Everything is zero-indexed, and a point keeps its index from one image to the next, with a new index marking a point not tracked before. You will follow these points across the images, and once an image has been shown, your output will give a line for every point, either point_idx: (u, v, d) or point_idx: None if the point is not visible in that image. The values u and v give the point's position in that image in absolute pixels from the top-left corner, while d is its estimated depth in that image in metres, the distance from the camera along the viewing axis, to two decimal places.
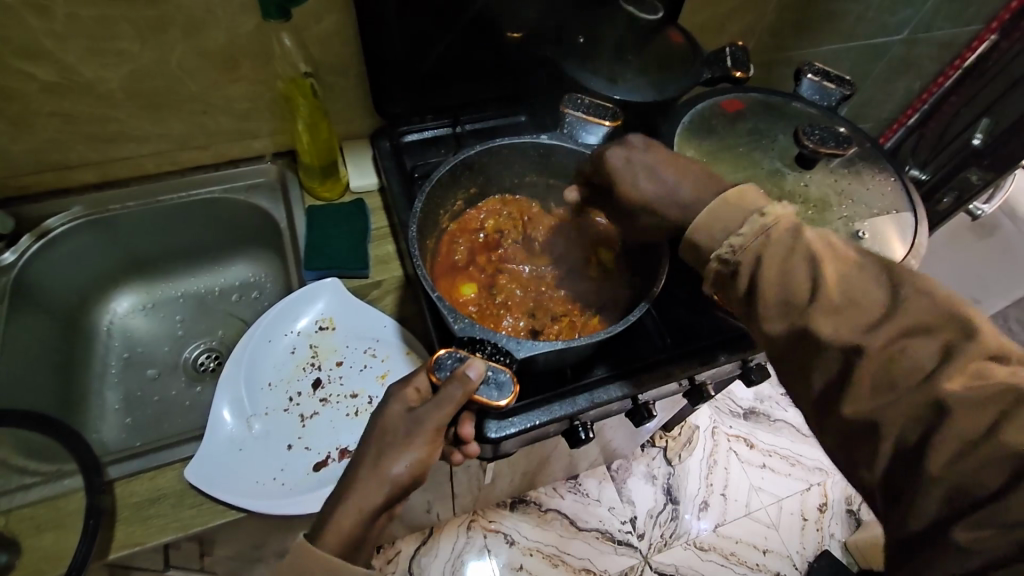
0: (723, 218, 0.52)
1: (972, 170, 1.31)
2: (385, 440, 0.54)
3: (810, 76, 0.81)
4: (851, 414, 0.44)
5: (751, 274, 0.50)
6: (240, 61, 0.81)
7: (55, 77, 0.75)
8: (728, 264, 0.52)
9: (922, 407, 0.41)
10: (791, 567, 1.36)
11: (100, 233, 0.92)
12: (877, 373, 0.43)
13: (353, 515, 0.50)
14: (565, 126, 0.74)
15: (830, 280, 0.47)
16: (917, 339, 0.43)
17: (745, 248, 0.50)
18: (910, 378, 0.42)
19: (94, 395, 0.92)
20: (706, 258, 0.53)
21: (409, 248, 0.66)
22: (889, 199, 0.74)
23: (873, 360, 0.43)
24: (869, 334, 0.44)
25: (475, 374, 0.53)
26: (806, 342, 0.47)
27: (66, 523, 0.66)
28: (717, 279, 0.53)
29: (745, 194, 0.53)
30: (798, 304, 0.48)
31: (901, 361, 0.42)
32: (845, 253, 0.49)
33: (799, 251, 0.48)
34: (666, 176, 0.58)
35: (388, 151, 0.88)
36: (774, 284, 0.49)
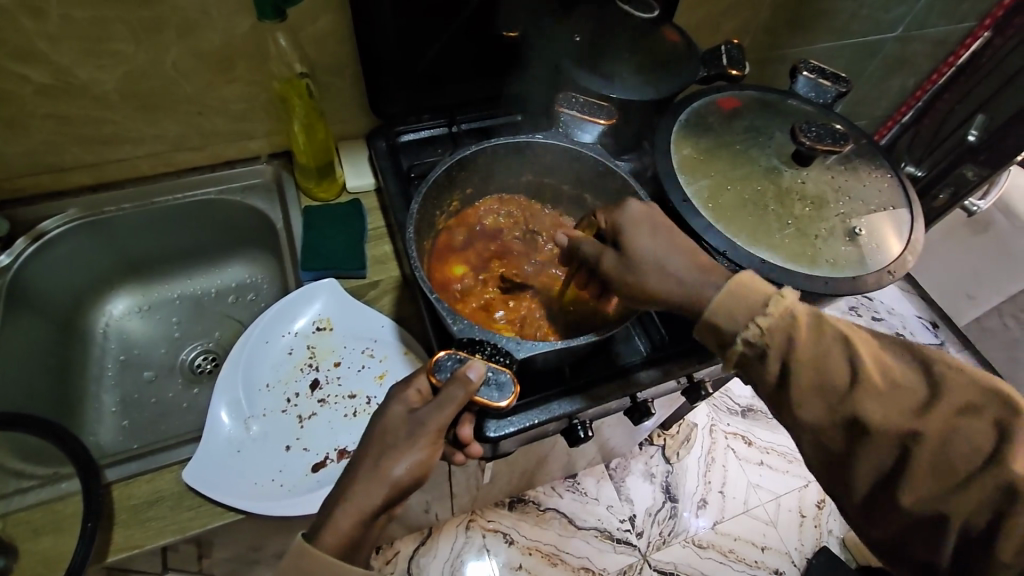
0: (746, 300, 0.53)
1: (967, 167, 1.33)
2: (386, 442, 0.53)
3: (805, 73, 0.81)
4: (913, 503, 0.47)
5: (783, 360, 0.51)
6: (236, 62, 0.81)
7: (50, 80, 0.74)
8: (754, 346, 0.52)
9: (990, 488, 0.44)
10: (790, 563, 1.37)
11: (95, 235, 0.92)
12: (935, 457, 0.46)
13: (353, 516, 0.50)
14: (560, 126, 0.77)
15: (867, 364, 0.49)
16: (970, 419, 0.45)
17: (771, 330, 0.51)
18: (969, 462, 0.45)
19: (91, 397, 0.92)
20: (730, 341, 0.54)
21: (406, 249, 0.66)
22: (886, 195, 0.75)
23: (930, 444, 0.46)
24: (922, 419, 0.46)
25: (476, 375, 0.53)
26: (854, 427, 0.49)
27: (64, 527, 0.66)
28: (742, 359, 0.54)
29: (755, 278, 0.54)
30: (838, 392, 0.49)
31: (959, 443, 0.45)
32: (863, 333, 0.52)
33: (829, 336, 0.50)
34: (677, 246, 0.60)
35: (384, 150, 0.87)
36: (809, 370, 0.50)
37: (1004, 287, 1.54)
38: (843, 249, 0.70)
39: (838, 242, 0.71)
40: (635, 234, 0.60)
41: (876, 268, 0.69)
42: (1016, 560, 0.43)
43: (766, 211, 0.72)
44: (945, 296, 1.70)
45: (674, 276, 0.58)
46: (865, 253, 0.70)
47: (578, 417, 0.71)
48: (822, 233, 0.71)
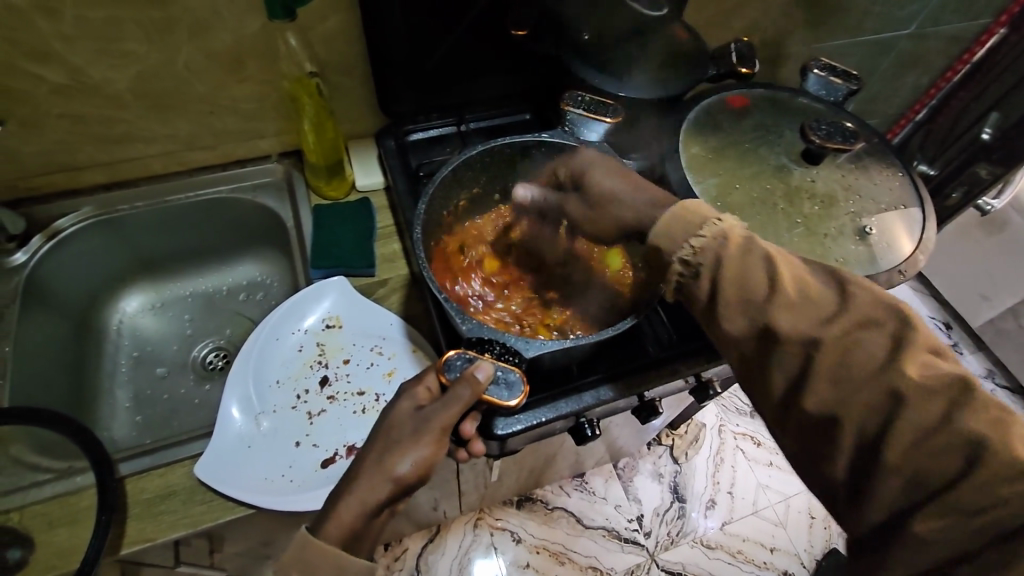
0: (682, 220, 0.57)
1: (981, 165, 1.33)
2: (391, 437, 0.54)
3: (815, 71, 0.80)
4: (815, 408, 0.48)
5: (711, 278, 0.54)
6: (246, 62, 0.82)
7: (64, 80, 0.76)
8: (689, 267, 0.56)
9: (880, 395, 0.45)
10: (800, 565, 1.36)
11: (109, 233, 0.93)
12: (836, 365, 0.47)
13: (356, 508, 0.50)
14: (565, 124, 0.74)
15: (784, 278, 0.51)
16: (868, 331, 0.48)
17: (703, 249, 0.55)
18: (866, 368, 0.46)
19: (104, 393, 0.93)
20: (668, 262, 0.57)
21: (414, 249, 0.67)
22: (897, 193, 0.74)
23: (831, 353, 0.48)
24: (824, 328, 0.49)
25: (484, 376, 0.54)
26: (767, 336, 0.51)
27: (78, 520, 0.67)
28: (681, 283, 0.57)
29: (694, 204, 0.58)
30: (757, 301, 0.52)
31: (856, 352, 0.47)
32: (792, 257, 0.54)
33: (754, 253, 0.53)
34: (630, 185, 0.65)
35: (393, 150, 0.88)
36: (734, 281, 0.53)
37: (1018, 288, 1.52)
38: (853, 248, 0.70)
39: (848, 241, 0.70)
40: (596, 178, 0.67)
41: (886, 267, 0.68)
42: (903, 463, 0.43)
43: (775, 210, 0.72)
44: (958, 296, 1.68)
45: None
46: (876, 252, 0.69)
47: (584, 415, 0.71)
48: (831, 232, 0.71)
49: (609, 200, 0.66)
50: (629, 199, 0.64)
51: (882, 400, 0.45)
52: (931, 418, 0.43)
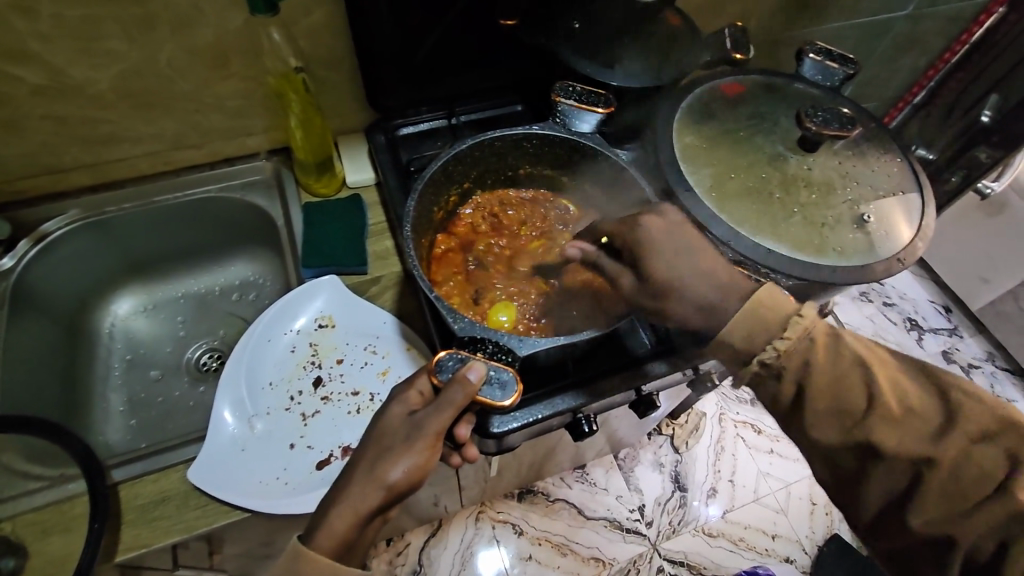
0: (765, 322, 0.56)
1: (980, 148, 1.26)
2: (384, 444, 0.53)
3: (811, 55, 0.79)
4: (921, 526, 0.52)
5: (797, 382, 0.56)
6: (230, 58, 0.80)
7: (44, 80, 0.74)
8: (771, 367, 0.56)
9: (999, 516, 0.49)
10: (801, 551, 1.36)
11: (97, 235, 0.92)
12: (946, 482, 0.51)
13: (348, 517, 0.50)
14: (557, 116, 0.73)
15: (884, 388, 0.54)
16: (984, 447, 0.51)
17: (789, 350, 0.55)
18: (981, 487, 0.51)
19: (98, 397, 0.92)
20: (747, 360, 0.57)
21: (403, 246, 0.65)
22: (895, 180, 0.73)
23: (943, 471, 0.52)
24: (937, 447, 0.52)
25: (476, 377, 0.53)
26: (868, 447, 0.54)
27: (71, 528, 0.66)
28: (758, 376, 0.58)
29: (772, 294, 0.57)
30: (852, 416, 0.55)
31: (971, 470, 0.51)
32: (884, 355, 0.58)
33: (848, 357, 0.55)
34: (695, 269, 0.61)
35: (383, 145, 0.87)
36: (823, 387, 0.55)
37: (1016, 270, 1.51)
38: (850, 237, 0.68)
39: (846, 230, 0.69)
40: (653, 261, 0.62)
41: (885, 256, 0.67)
42: None
43: (770, 199, 0.70)
44: (959, 279, 1.67)
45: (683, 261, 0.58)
46: (874, 241, 0.68)
47: (582, 411, 0.70)
48: (829, 221, 0.69)
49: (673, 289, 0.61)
50: (693, 287, 0.61)
51: (996, 521, 0.49)
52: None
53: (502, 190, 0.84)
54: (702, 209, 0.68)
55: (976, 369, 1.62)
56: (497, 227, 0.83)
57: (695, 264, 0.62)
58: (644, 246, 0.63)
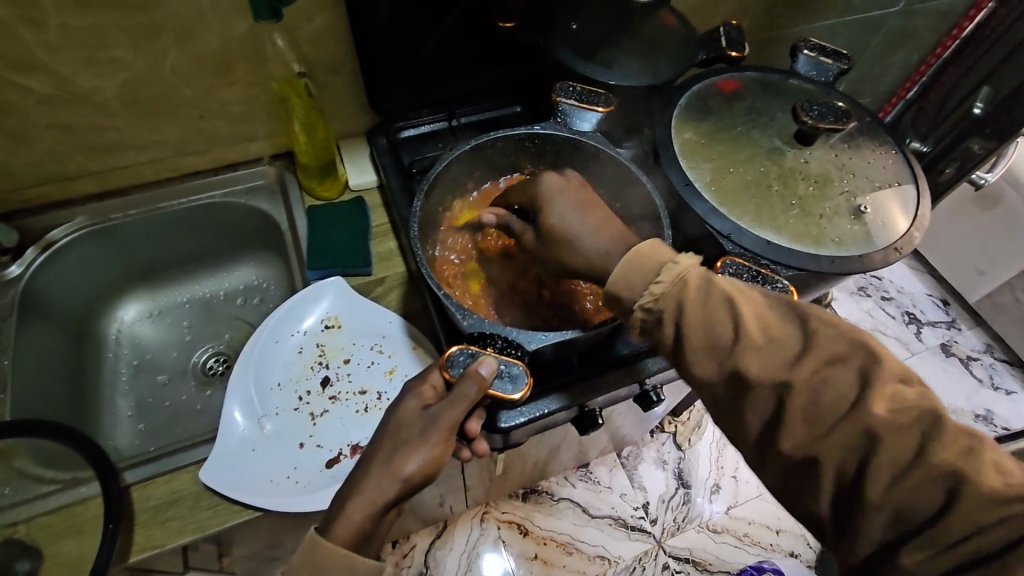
0: (641, 269, 0.56)
1: (973, 140, 1.15)
2: (400, 438, 0.54)
3: (806, 51, 0.81)
4: None
5: (676, 324, 0.53)
6: (234, 65, 0.81)
7: (52, 89, 0.75)
8: (652, 313, 0.55)
9: (854, 435, 0.44)
10: (806, 545, 1.37)
11: (103, 242, 0.92)
12: (806, 407, 0.46)
13: (365, 508, 0.50)
14: (558, 115, 0.74)
15: (749, 323, 0.50)
16: (837, 368, 0.47)
17: (664, 296, 0.54)
18: (836, 410, 0.45)
19: (106, 403, 0.93)
20: (629, 309, 0.56)
21: (411, 246, 0.66)
22: (891, 171, 0.74)
23: (802, 392, 0.46)
24: (793, 370, 0.47)
25: (488, 371, 0.54)
26: None
27: (84, 530, 0.67)
28: (645, 328, 0.56)
29: (650, 247, 0.57)
30: (725, 347, 0.50)
31: (827, 392, 0.46)
32: (755, 295, 0.53)
33: (715, 297, 0.52)
34: (588, 225, 0.64)
35: (385, 148, 0.88)
36: (699, 329, 0.52)
37: (1012, 262, 1.52)
38: (848, 228, 0.70)
39: (844, 221, 0.70)
40: (548, 211, 0.67)
41: (882, 246, 0.68)
42: None
43: (769, 192, 0.72)
44: (955, 271, 1.69)
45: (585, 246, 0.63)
46: (871, 231, 0.69)
47: (587, 405, 0.71)
48: (826, 212, 0.71)
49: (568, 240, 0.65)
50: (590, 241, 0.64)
51: (858, 437, 0.44)
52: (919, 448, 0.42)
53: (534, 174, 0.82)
54: (702, 204, 0.70)
55: (975, 361, 1.64)
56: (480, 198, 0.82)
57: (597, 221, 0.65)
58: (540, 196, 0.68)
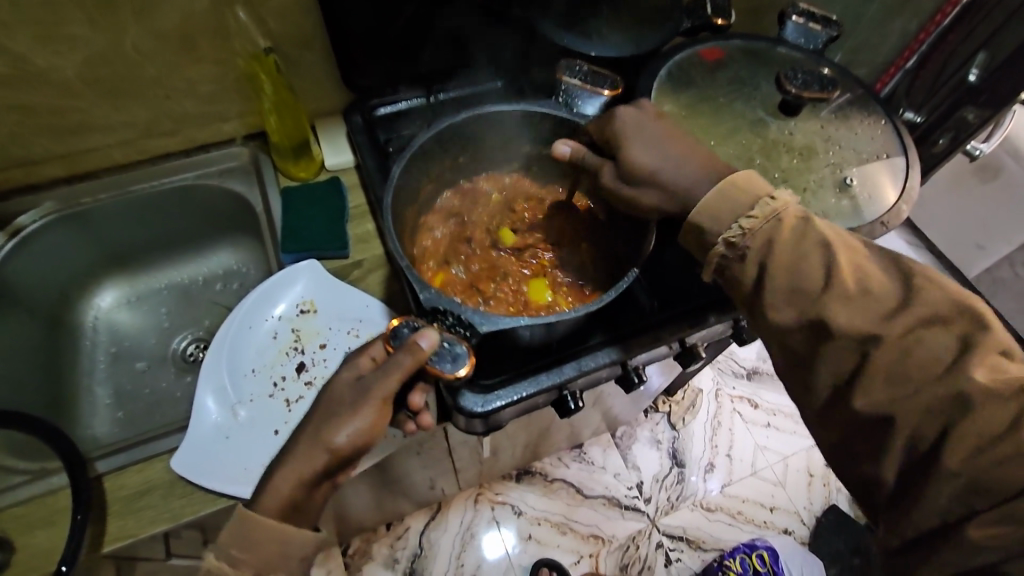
0: (732, 199, 0.54)
1: (967, 109, 1.17)
2: (333, 407, 0.54)
3: (794, 18, 0.77)
4: (864, 407, 0.47)
5: (760, 262, 0.52)
6: (198, 40, 0.78)
7: (8, 68, 0.72)
8: (735, 247, 0.53)
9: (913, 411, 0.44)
10: (799, 522, 1.37)
11: (74, 228, 0.90)
12: (892, 364, 0.46)
13: (293, 480, 0.52)
14: (562, 94, 0.72)
15: (843, 268, 0.49)
16: (934, 330, 0.46)
17: (754, 230, 0.52)
18: (928, 371, 0.45)
19: (84, 391, 0.92)
20: (710, 242, 0.54)
21: (382, 219, 0.64)
22: (879, 142, 0.71)
23: (889, 349, 0.46)
24: (885, 324, 0.47)
25: (427, 344, 0.52)
26: (818, 331, 0.49)
27: (56, 521, 0.66)
28: (722, 264, 0.54)
29: (749, 180, 0.55)
30: (811, 292, 0.49)
31: (916, 352, 0.45)
32: (856, 244, 0.52)
33: (810, 238, 0.51)
34: (672, 154, 0.58)
35: (361, 126, 0.86)
36: (786, 268, 0.50)
37: (1011, 234, 1.50)
38: (834, 202, 0.67)
39: (829, 194, 0.67)
40: (630, 146, 0.59)
41: (870, 219, 0.66)
42: (962, 470, 0.42)
43: (752, 165, 0.69)
44: (953, 245, 1.67)
45: (670, 179, 0.57)
46: (859, 204, 0.67)
47: (567, 387, 0.69)
48: (811, 185, 0.68)
49: (650, 174, 0.58)
50: (678, 174, 0.57)
51: (946, 403, 0.44)
52: (1002, 421, 0.41)
53: (509, 178, 0.83)
54: None
55: None
56: (473, 187, 0.82)
57: (683, 152, 0.59)
58: (622, 133, 0.60)
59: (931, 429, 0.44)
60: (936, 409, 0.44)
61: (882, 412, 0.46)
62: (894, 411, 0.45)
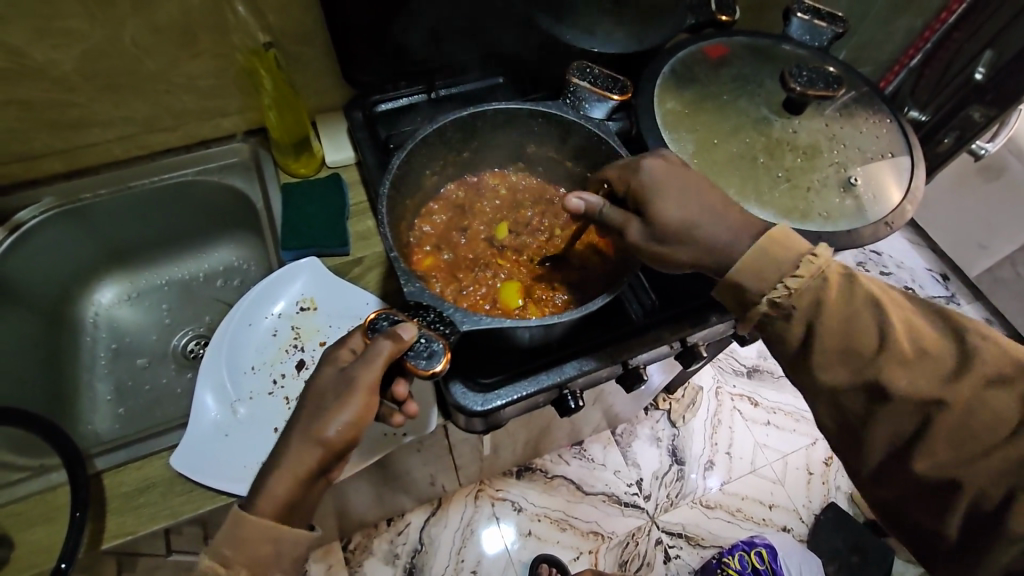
0: (775, 259, 0.52)
1: (973, 108, 1.17)
2: (316, 404, 0.53)
3: (800, 14, 0.76)
4: (928, 470, 0.48)
5: (808, 320, 0.51)
6: (197, 35, 0.77)
7: (6, 63, 0.72)
8: (781, 307, 0.52)
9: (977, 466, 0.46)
10: (798, 520, 1.37)
11: (74, 223, 0.90)
12: (957, 425, 0.47)
13: (288, 481, 0.51)
14: (569, 96, 0.69)
15: (897, 329, 0.49)
16: (998, 391, 0.46)
17: (800, 290, 0.51)
18: (994, 432, 0.46)
19: (84, 387, 0.92)
20: (753, 301, 0.53)
21: (378, 208, 0.63)
22: (884, 141, 0.71)
23: (954, 413, 0.47)
24: (950, 387, 0.47)
25: (408, 335, 0.52)
26: (876, 385, 0.49)
27: (56, 517, 0.66)
28: (765, 321, 0.54)
29: (788, 236, 0.53)
30: (865, 354, 0.50)
31: (984, 413, 0.46)
32: (901, 300, 0.52)
33: (861, 297, 0.50)
34: (708, 209, 0.56)
35: (361, 122, 0.85)
36: (836, 329, 0.50)
37: (1014, 234, 1.49)
38: (838, 202, 0.67)
39: (832, 194, 0.67)
40: (660, 202, 0.56)
41: (873, 219, 0.66)
42: None
43: (754, 164, 0.69)
44: (955, 245, 1.66)
45: (708, 234, 0.55)
46: (863, 204, 0.66)
47: (567, 386, 0.68)
48: (815, 184, 0.68)
49: (688, 231, 0.55)
50: (713, 229, 0.55)
51: (1008, 466, 0.45)
52: None
53: (516, 175, 0.83)
54: None
55: None
56: (478, 181, 0.83)
57: (713, 204, 0.56)
58: (650, 187, 0.57)
59: (998, 488, 0.46)
60: (1003, 470, 0.45)
61: (947, 474, 0.47)
62: (959, 473, 0.47)
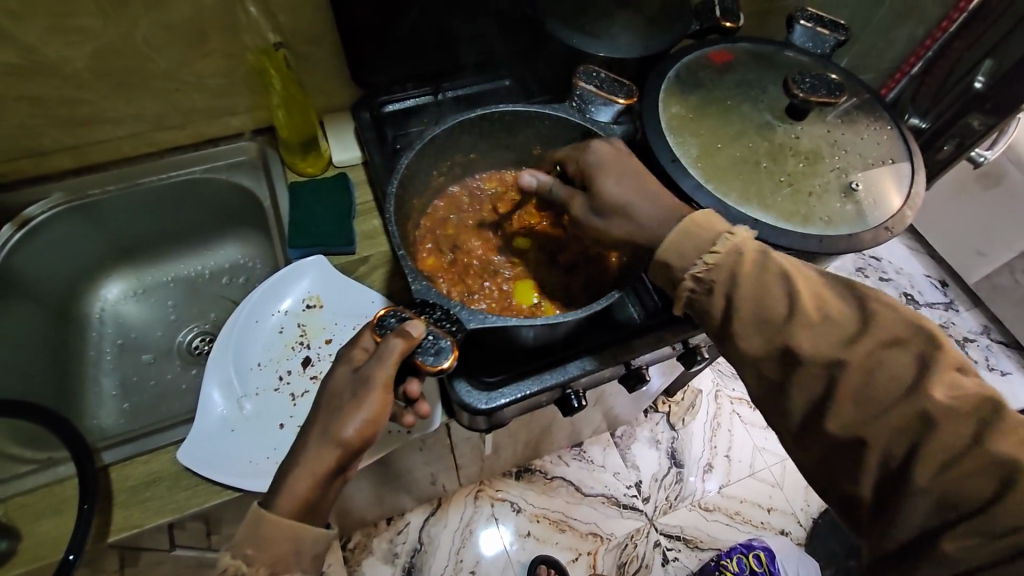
0: (694, 237, 0.54)
1: (973, 115, 1.17)
2: (334, 406, 0.53)
3: (802, 22, 0.78)
4: (837, 429, 0.48)
5: (727, 296, 0.53)
6: (208, 35, 0.78)
7: (18, 60, 0.72)
8: (701, 282, 0.54)
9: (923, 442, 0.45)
10: (796, 524, 1.38)
11: (82, 219, 0.91)
12: (858, 389, 0.48)
13: (307, 479, 0.51)
14: (574, 100, 0.70)
15: (804, 296, 0.51)
16: (926, 359, 0.47)
17: (718, 265, 0.53)
18: (893, 390, 0.47)
19: (90, 382, 0.93)
20: (677, 279, 0.55)
21: (386, 208, 0.64)
22: (885, 148, 0.72)
23: (855, 374, 0.48)
24: (847, 349, 0.48)
25: (416, 331, 0.53)
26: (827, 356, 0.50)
27: (63, 510, 0.67)
28: (691, 299, 0.55)
29: (707, 216, 0.56)
30: (776, 323, 0.51)
31: (883, 373, 0.47)
32: (809, 272, 0.53)
33: (772, 270, 0.52)
34: (642, 190, 0.60)
35: (368, 123, 0.87)
36: (748, 303, 0.52)
37: (1013, 242, 1.50)
38: (838, 207, 0.67)
39: (834, 199, 0.68)
40: (601, 180, 0.61)
41: (874, 224, 0.66)
42: (932, 486, 0.44)
43: (758, 168, 0.70)
44: (954, 251, 1.67)
45: (640, 214, 0.58)
46: (863, 210, 0.67)
47: (570, 386, 0.69)
48: (816, 189, 0.69)
49: (621, 209, 0.59)
50: (643, 208, 0.59)
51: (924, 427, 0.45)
52: (962, 438, 0.44)
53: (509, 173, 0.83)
54: (688, 178, 0.67)
55: (973, 343, 1.63)
56: (475, 183, 0.83)
57: (647, 184, 0.60)
58: (594, 167, 0.62)
59: (898, 447, 0.46)
60: (906, 429, 0.46)
61: (855, 435, 0.48)
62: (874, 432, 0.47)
